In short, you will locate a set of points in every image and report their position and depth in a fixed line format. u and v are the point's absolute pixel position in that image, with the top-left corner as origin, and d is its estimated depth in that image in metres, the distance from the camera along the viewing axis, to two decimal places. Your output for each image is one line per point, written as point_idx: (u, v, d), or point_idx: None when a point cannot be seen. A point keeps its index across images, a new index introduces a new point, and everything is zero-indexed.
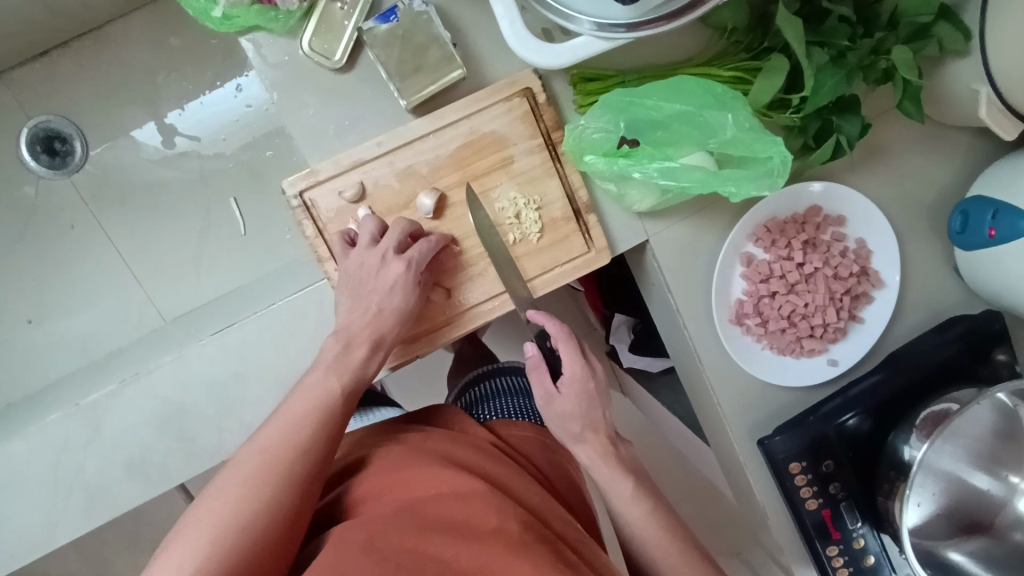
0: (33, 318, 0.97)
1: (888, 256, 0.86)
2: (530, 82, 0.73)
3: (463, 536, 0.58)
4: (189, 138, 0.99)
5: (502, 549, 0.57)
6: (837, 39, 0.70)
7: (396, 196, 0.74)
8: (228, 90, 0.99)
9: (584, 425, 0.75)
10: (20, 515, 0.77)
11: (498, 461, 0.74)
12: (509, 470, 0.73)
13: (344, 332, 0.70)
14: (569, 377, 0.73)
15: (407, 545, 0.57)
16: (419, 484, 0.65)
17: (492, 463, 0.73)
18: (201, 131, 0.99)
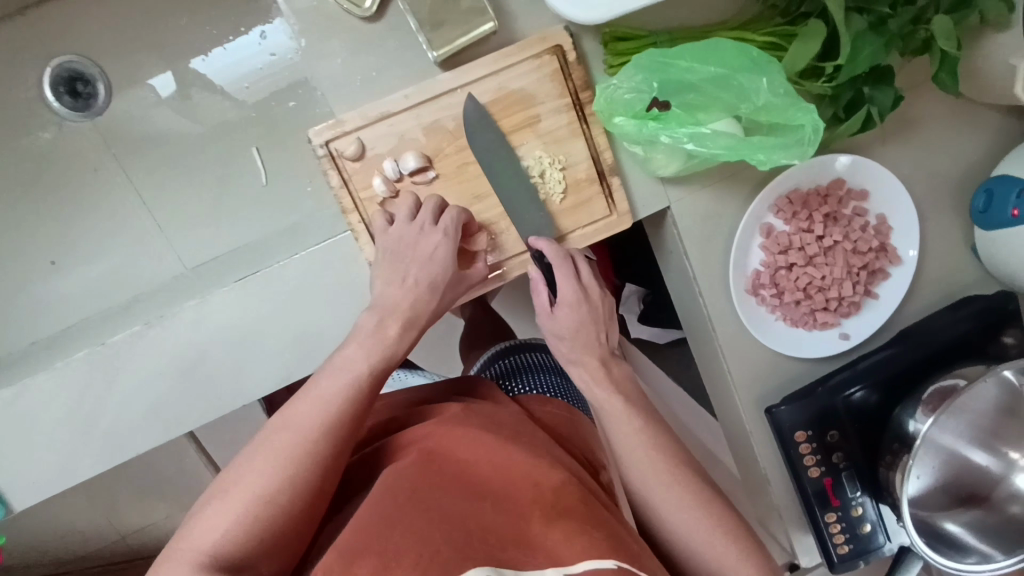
0: (54, 260, 0.91)
1: (907, 232, 0.86)
2: (560, 39, 0.72)
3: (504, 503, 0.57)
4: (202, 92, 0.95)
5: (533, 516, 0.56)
6: (878, 5, 0.69)
7: (422, 150, 0.74)
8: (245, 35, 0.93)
9: (578, 348, 0.72)
10: (44, 451, 0.78)
11: (513, 437, 0.67)
12: (531, 447, 0.65)
13: (381, 307, 0.68)
14: (566, 291, 0.71)
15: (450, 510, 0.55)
16: (436, 502, 0.56)
17: (509, 443, 0.65)
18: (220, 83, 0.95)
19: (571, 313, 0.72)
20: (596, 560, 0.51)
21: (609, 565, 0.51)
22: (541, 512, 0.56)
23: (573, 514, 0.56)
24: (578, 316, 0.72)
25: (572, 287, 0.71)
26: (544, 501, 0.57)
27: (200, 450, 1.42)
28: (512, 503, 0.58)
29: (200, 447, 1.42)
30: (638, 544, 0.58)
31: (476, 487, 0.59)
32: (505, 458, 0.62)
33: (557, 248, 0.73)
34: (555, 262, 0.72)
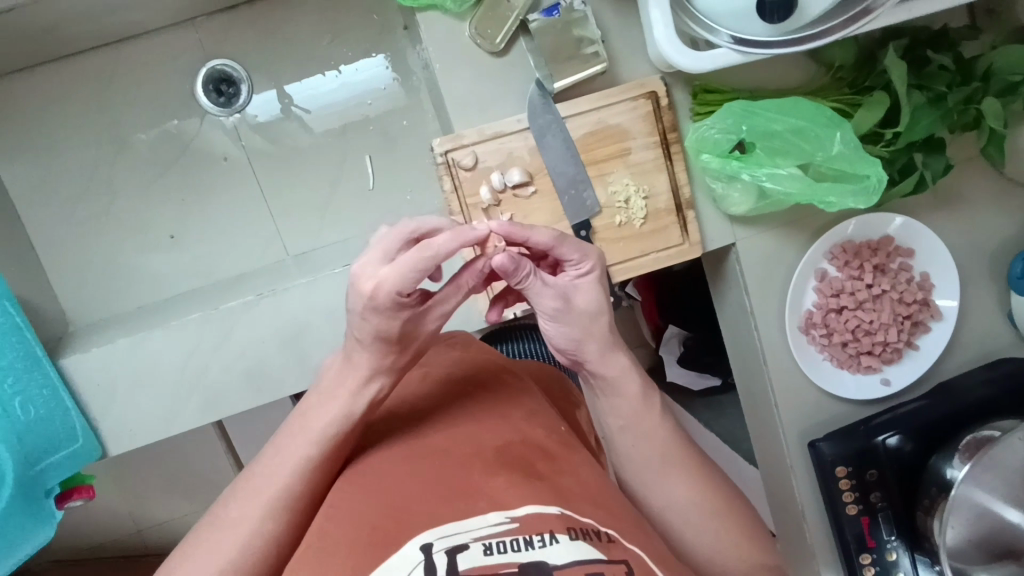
0: (175, 235, 1.01)
1: (947, 290, 0.94)
2: (656, 87, 0.83)
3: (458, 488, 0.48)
4: (302, 110, 1.01)
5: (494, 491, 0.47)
6: (935, 84, 0.79)
7: (526, 168, 0.84)
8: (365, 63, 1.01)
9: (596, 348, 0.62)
10: (148, 401, 0.86)
11: (461, 397, 0.62)
12: (483, 407, 0.60)
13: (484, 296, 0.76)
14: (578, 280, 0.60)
15: (404, 495, 0.48)
16: (388, 472, 0.51)
17: (462, 407, 0.60)
18: (314, 104, 1.01)
19: (588, 295, 0.60)
20: (534, 506, 0.45)
21: (548, 512, 0.45)
22: (483, 462, 0.51)
23: (517, 468, 0.51)
24: (595, 298, 0.60)
25: (589, 257, 0.59)
26: (486, 457, 0.52)
27: (227, 454, 1.33)
28: (452, 457, 0.52)
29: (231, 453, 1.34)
30: (596, 493, 0.51)
31: (422, 445, 0.54)
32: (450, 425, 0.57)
33: (551, 232, 0.57)
34: (555, 248, 0.58)
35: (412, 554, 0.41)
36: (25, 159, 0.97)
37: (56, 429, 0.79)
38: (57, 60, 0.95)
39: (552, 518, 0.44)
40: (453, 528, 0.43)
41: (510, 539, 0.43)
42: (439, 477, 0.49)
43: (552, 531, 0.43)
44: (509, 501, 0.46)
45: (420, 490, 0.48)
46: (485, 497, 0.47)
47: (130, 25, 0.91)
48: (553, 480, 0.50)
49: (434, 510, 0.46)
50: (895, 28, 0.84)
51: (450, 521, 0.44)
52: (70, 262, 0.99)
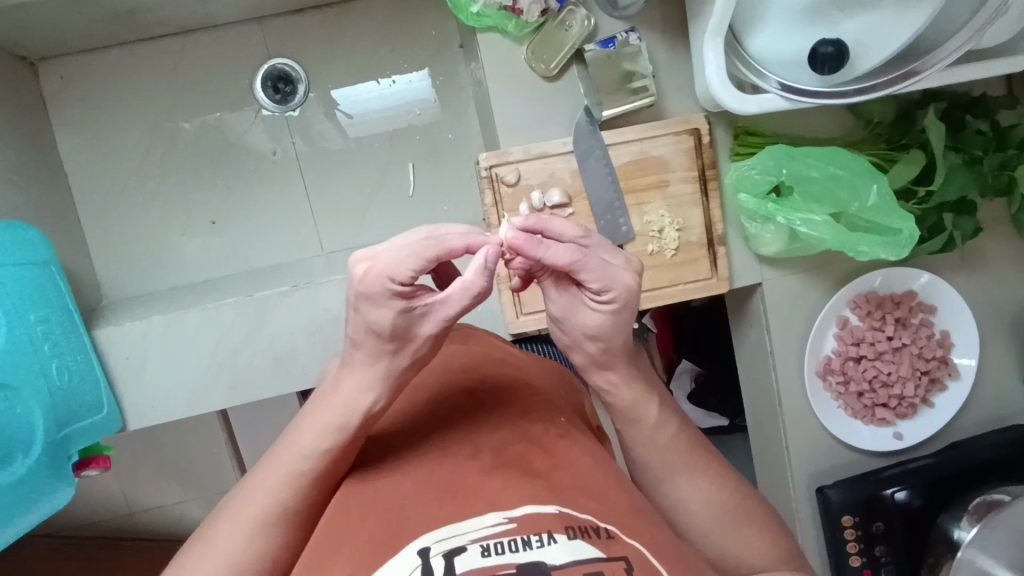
0: (215, 221, 1.04)
1: (966, 350, 0.95)
2: (699, 124, 0.86)
3: (450, 489, 0.43)
4: (343, 116, 1.04)
5: (486, 489, 0.42)
6: (971, 148, 0.82)
7: (566, 189, 0.86)
8: (415, 75, 1.04)
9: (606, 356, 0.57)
10: (173, 379, 0.87)
11: (461, 395, 0.56)
12: (483, 403, 0.54)
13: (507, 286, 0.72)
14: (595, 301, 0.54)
15: (398, 504, 0.43)
16: (391, 483, 0.46)
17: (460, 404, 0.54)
18: (356, 111, 1.04)
19: (589, 316, 0.55)
20: (531, 505, 0.40)
21: (546, 511, 0.39)
22: (479, 463, 0.45)
23: (515, 467, 0.45)
24: (597, 324, 0.54)
25: (613, 288, 0.52)
26: (484, 459, 0.46)
27: (229, 444, 1.29)
28: (451, 461, 0.47)
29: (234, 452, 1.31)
30: (599, 488, 0.44)
31: (422, 453, 0.49)
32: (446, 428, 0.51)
33: (573, 253, 0.50)
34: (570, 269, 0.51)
35: (410, 558, 0.37)
36: (83, 134, 1.00)
37: (85, 393, 0.80)
38: (127, 43, 0.99)
39: (549, 517, 0.39)
40: (450, 531, 0.39)
41: (508, 540, 0.37)
42: (436, 483, 0.44)
43: (550, 532, 0.38)
44: (504, 502, 0.41)
45: (414, 498, 0.43)
46: (480, 500, 0.41)
47: (202, 17, 0.95)
48: (551, 477, 0.44)
49: (431, 515, 0.41)
50: (932, 91, 0.86)
51: (446, 524, 0.39)
52: (115, 237, 1.03)
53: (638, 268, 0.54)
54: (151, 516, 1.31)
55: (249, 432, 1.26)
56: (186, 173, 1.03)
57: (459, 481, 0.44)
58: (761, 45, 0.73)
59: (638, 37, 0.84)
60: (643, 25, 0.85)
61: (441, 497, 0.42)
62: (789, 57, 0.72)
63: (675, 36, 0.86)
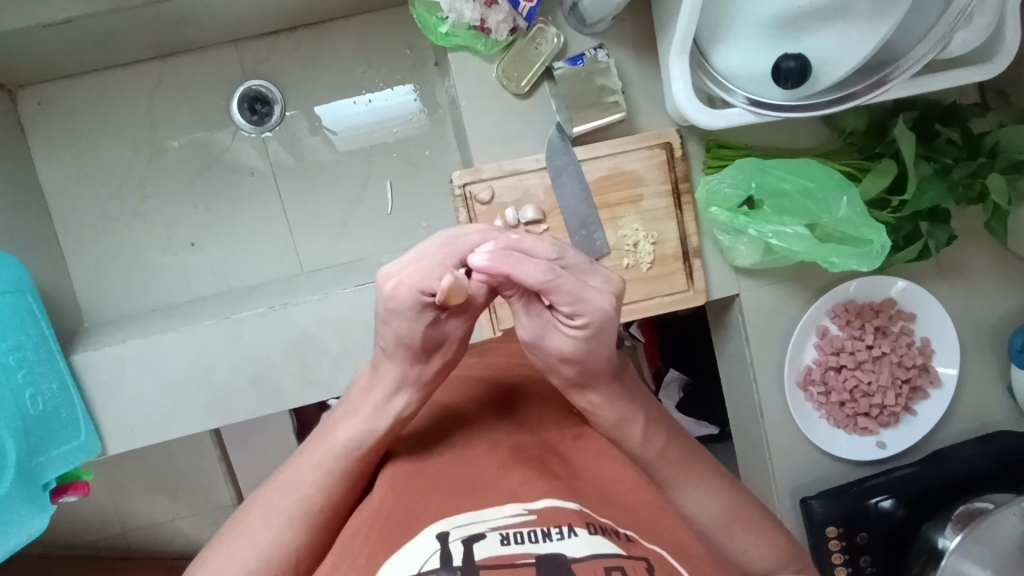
0: (195, 242, 1.05)
1: (947, 358, 0.95)
2: (671, 138, 0.86)
3: (470, 480, 0.45)
4: (330, 132, 1.04)
5: (506, 483, 0.44)
6: (942, 157, 0.82)
7: (540, 205, 0.86)
8: (402, 91, 1.05)
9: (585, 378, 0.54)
10: (152, 402, 0.87)
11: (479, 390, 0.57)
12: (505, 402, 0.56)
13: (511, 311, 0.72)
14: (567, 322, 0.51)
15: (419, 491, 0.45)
16: (408, 477, 0.48)
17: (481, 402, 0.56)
18: (341, 127, 1.05)
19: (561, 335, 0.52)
20: (552, 500, 0.42)
21: (567, 506, 0.42)
22: (501, 457, 0.47)
23: (539, 466, 0.47)
24: (570, 349, 0.52)
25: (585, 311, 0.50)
26: (505, 454, 0.48)
27: (220, 458, 1.29)
28: (473, 454, 0.49)
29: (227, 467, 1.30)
30: (618, 494, 0.48)
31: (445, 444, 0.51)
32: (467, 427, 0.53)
33: (546, 274, 0.47)
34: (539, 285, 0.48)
35: (429, 543, 0.39)
36: (63, 158, 1.01)
37: (60, 421, 0.80)
38: (105, 68, 1.00)
39: (569, 513, 0.41)
40: (471, 518, 0.41)
41: (527, 530, 0.40)
42: (456, 475, 0.46)
43: (570, 525, 0.40)
44: (525, 495, 0.43)
45: (434, 486, 0.45)
46: (502, 491, 0.43)
47: (176, 41, 0.95)
48: (570, 480, 0.46)
49: (451, 501, 0.43)
50: (905, 100, 0.87)
51: (467, 512, 0.41)
52: (96, 260, 1.03)
53: (617, 288, 0.51)
54: (141, 533, 1.31)
55: (238, 447, 1.26)
56: (166, 194, 1.04)
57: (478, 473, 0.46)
58: (725, 62, 0.74)
59: (606, 53, 0.84)
60: (612, 40, 0.86)
61: (462, 488, 0.44)
62: (752, 74, 0.73)
63: (645, 52, 0.86)
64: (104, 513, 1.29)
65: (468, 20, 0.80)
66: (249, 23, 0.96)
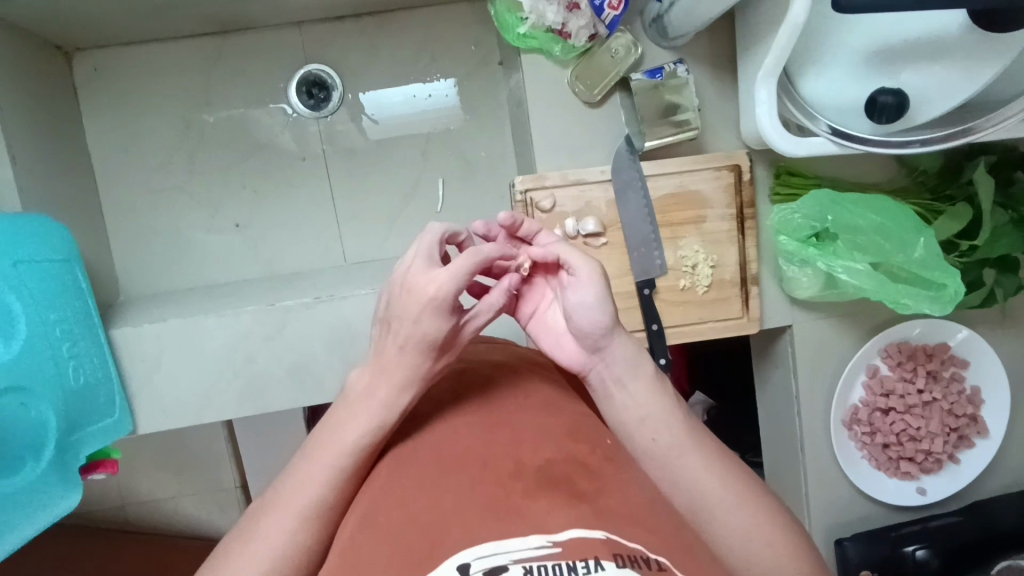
0: (240, 223, 1.03)
1: (999, 410, 0.92)
2: (741, 160, 0.84)
3: (487, 505, 0.40)
4: (369, 121, 1.02)
5: (532, 508, 0.39)
6: (1020, 205, 0.80)
7: (602, 218, 0.84)
8: (446, 83, 1.02)
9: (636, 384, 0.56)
10: (187, 384, 0.85)
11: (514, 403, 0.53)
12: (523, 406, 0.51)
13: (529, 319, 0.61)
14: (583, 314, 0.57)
15: (428, 514, 0.40)
16: (434, 429, 0.51)
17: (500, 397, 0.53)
18: (380, 114, 1.02)
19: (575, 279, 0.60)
20: (579, 529, 0.37)
21: (594, 536, 0.37)
22: (518, 476, 0.42)
23: (558, 481, 0.42)
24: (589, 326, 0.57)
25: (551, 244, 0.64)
26: (523, 470, 0.43)
27: (231, 443, 1.26)
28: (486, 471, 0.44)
29: (237, 451, 1.27)
30: (647, 515, 0.41)
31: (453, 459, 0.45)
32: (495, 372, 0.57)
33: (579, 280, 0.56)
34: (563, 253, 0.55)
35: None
36: (114, 125, 0.99)
37: (98, 396, 0.79)
38: (165, 38, 0.98)
39: (596, 544, 0.36)
40: (489, 548, 0.36)
41: (552, 565, 0.35)
42: (476, 496, 0.41)
43: (598, 558, 0.35)
44: (548, 522, 0.38)
45: (443, 511, 0.40)
46: (521, 517, 0.39)
47: (241, 17, 0.93)
48: (597, 498, 0.41)
49: (467, 529, 0.38)
50: (982, 143, 0.84)
51: (485, 541, 0.36)
52: (138, 231, 1.01)
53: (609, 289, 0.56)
54: (147, 511, 1.27)
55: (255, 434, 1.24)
56: (213, 171, 1.02)
57: (499, 501, 0.40)
58: (813, 90, 0.71)
59: (686, 69, 0.81)
60: (691, 56, 0.84)
61: (477, 512, 0.39)
62: (840, 104, 0.70)
63: (722, 71, 0.84)
64: (110, 488, 1.25)
65: (550, 22, 0.79)
66: (318, 7, 0.94)
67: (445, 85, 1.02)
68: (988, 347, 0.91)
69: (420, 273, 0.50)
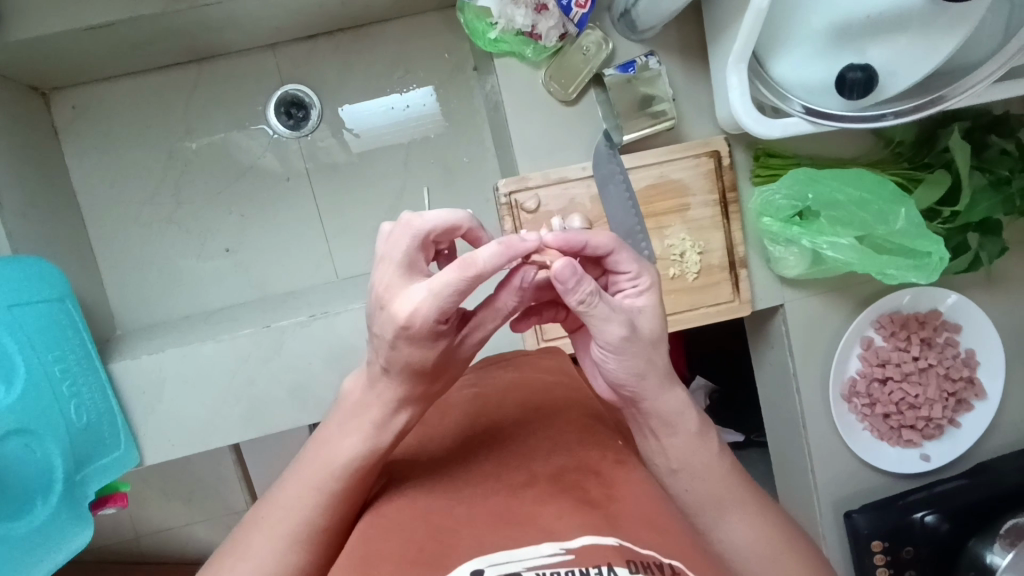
0: (230, 248, 1.04)
1: (994, 371, 0.93)
2: (719, 146, 0.85)
3: (500, 516, 0.41)
4: (351, 135, 1.03)
5: (545, 516, 0.40)
6: (997, 168, 0.81)
7: (587, 215, 0.85)
8: (422, 92, 1.03)
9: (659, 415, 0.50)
10: (190, 411, 0.86)
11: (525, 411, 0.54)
12: (535, 415, 0.52)
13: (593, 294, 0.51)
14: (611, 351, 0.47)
15: (443, 521, 0.41)
16: (446, 444, 0.52)
17: (511, 407, 0.54)
18: (361, 127, 1.03)
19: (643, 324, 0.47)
20: (590, 536, 0.38)
21: (606, 542, 0.38)
22: (532, 490, 0.44)
23: (571, 491, 0.43)
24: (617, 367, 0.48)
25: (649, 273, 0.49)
26: (537, 484, 0.44)
27: (239, 466, 1.26)
28: (501, 488, 0.45)
29: (245, 474, 1.27)
30: (662, 520, 0.42)
31: (466, 479, 0.46)
32: (505, 386, 0.58)
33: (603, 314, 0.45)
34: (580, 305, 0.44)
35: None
36: (97, 161, 1.00)
37: (104, 432, 0.79)
38: (141, 71, 0.98)
39: (608, 549, 0.37)
40: (505, 555, 0.37)
41: (565, 572, 0.36)
42: (491, 508, 0.42)
43: (610, 564, 0.36)
44: (560, 529, 0.39)
45: (458, 519, 0.41)
46: (535, 527, 0.40)
47: (215, 44, 0.94)
48: (609, 506, 0.42)
49: (482, 537, 0.39)
50: (955, 110, 0.86)
51: (499, 548, 0.38)
52: (128, 263, 1.02)
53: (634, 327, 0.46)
54: (161, 540, 1.28)
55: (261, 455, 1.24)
56: (199, 198, 1.02)
57: (512, 509, 0.41)
58: (784, 72, 0.72)
59: (657, 60, 0.83)
60: (662, 48, 0.84)
61: (492, 521, 0.41)
62: (812, 83, 0.71)
63: (694, 59, 0.85)
64: (121, 521, 1.25)
65: (519, 26, 0.79)
66: (290, 28, 0.95)
67: (422, 95, 1.03)
68: (978, 310, 0.92)
69: (396, 288, 0.43)
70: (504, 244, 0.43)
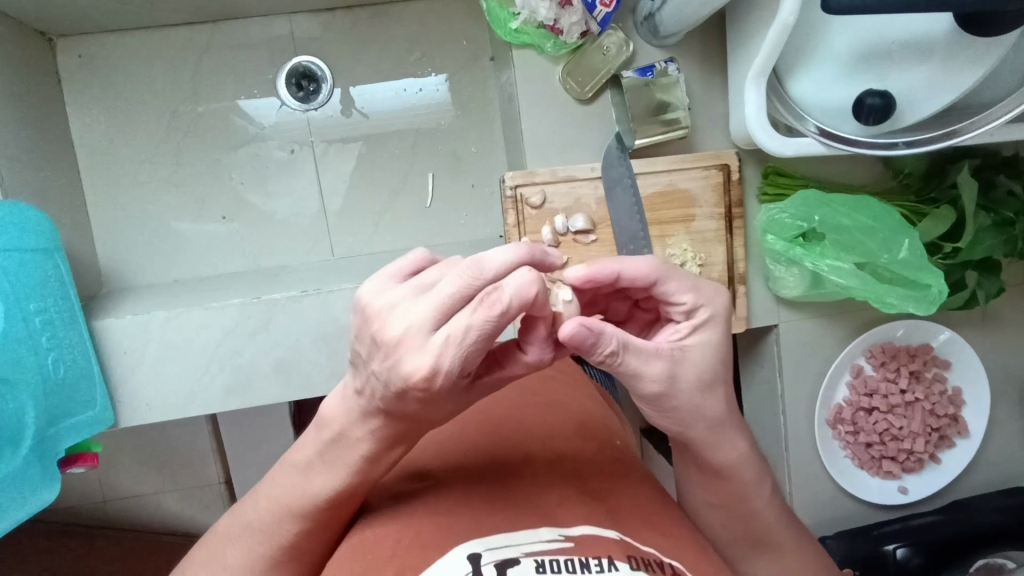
0: (227, 216, 1.02)
1: (979, 410, 0.94)
2: (729, 160, 0.84)
3: (503, 500, 0.44)
4: (361, 114, 1.01)
5: (546, 503, 0.43)
6: (1002, 209, 0.82)
7: (591, 216, 0.84)
8: (437, 79, 1.02)
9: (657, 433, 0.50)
10: (170, 378, 0.84)
11: (527, 401, 0.57)
12: (537, 411, 0.56)
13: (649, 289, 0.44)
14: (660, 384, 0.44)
15: (449, 506, 0.43)
16: (446, 433, 0.54)
17: (512, 402, 0.57)
18: (373, 108, 1.02)
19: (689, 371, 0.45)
20: (591, 527, 0.40)
21: (607, 535, 0.40)
22: (536, 476, 0.47)
23: (570, 483, 0.46)
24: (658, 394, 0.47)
25: (705, 305, 0.45)
26: (539, 473, 0.47)
27: (214, 437, 1.24)
28: (502, 475, 0.47)
29: (220, 447, 1.25)
30: (660, 519, 0.44)
31: (467, 462, 0.49)
32: None
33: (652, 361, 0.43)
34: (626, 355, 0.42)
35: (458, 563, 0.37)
36: (98, 115, 0.98)
37: (79, 390, 0.78)
38: (153, 27, 0.97)
39: (610, 542, 0.39)
40: (502, 541, 0.39)
41: (564, 559, 0.37)
42: (491, 493, 0.45)
43: (611, 557, 0.37)
44: (563, 521, 0.41)
45: (464, 502, 0.44)
46: (537, 512, 0.42)
47: (232, 7, 0.93)
48: (610, 501, 0.44)
49: (486, 521, 0.41)
50: (967, 147, 0.86)
51: (499, 534, 0.39)
52: (121, 222, 1.00)
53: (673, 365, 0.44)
54: (126, 506, 1.25)
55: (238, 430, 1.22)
56: (201, 162, 1.01)
57: (515, 498, 0.44)
58: (804, 92, 0.71)
59: (677, 67, 0.82)
60: (681, 55, 0.84)
61: (495, 505, 0.43)
62: (829, 104, 0.71)
63: (713, 70, 0.85)
64: (88, 484, 1.23)
65: (542, 18, 0.78)
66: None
67: (435, 80, 1.02)
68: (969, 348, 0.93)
69: (416, 331, 0.36)
70: (533, 274, 0.36)
